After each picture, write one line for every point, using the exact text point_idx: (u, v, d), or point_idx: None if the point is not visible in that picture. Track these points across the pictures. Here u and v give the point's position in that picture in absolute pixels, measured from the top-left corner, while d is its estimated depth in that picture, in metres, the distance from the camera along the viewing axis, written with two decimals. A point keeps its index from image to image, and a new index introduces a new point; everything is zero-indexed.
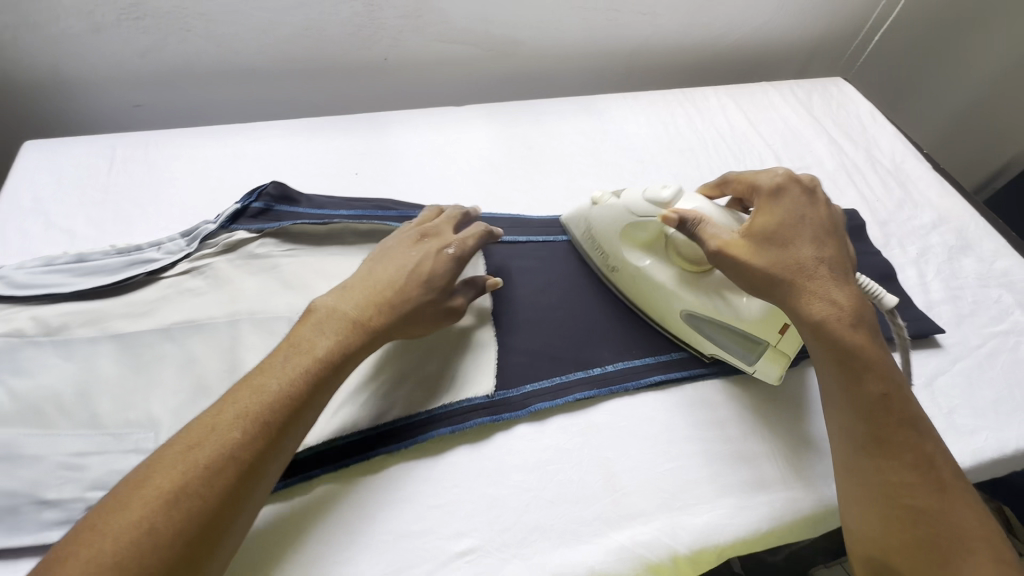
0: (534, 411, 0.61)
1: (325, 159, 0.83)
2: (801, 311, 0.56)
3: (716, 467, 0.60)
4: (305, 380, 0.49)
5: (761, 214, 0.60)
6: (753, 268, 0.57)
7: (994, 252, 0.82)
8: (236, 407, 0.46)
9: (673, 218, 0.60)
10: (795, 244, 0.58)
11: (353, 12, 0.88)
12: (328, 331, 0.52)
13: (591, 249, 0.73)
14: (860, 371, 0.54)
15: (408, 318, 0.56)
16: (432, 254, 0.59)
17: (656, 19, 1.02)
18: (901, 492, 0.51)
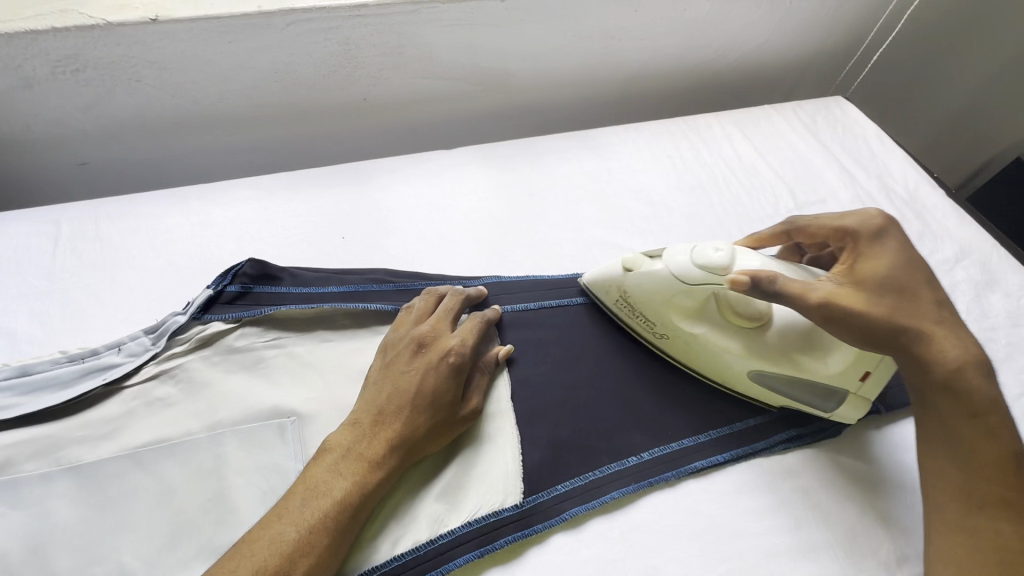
0: (570, 517, 0.55)
1: (306, 222, 0.74)
2: (934, 361, 0.52)
3: (771, 567, 0.54)
4: (327, 525, 0.45)
5: (876, 257, 0.55)
6: (876, 320, 0.52)
7: (1020, 286, 0.79)
8: (253, 562, 0.42)
9: (745, 280, 0.53)
10: (923, 292, 0.54)
11: (326, 51, 0.78)
12: (347, 464, 0.48)
13: (624, 313, 0.66)
14: (989, 425, 0.51)
15: (423, 442, 0.51)
16: (434, 365, 0.53)
17: (653, 44, 0.96)
18: (1021, 555, 0.47)
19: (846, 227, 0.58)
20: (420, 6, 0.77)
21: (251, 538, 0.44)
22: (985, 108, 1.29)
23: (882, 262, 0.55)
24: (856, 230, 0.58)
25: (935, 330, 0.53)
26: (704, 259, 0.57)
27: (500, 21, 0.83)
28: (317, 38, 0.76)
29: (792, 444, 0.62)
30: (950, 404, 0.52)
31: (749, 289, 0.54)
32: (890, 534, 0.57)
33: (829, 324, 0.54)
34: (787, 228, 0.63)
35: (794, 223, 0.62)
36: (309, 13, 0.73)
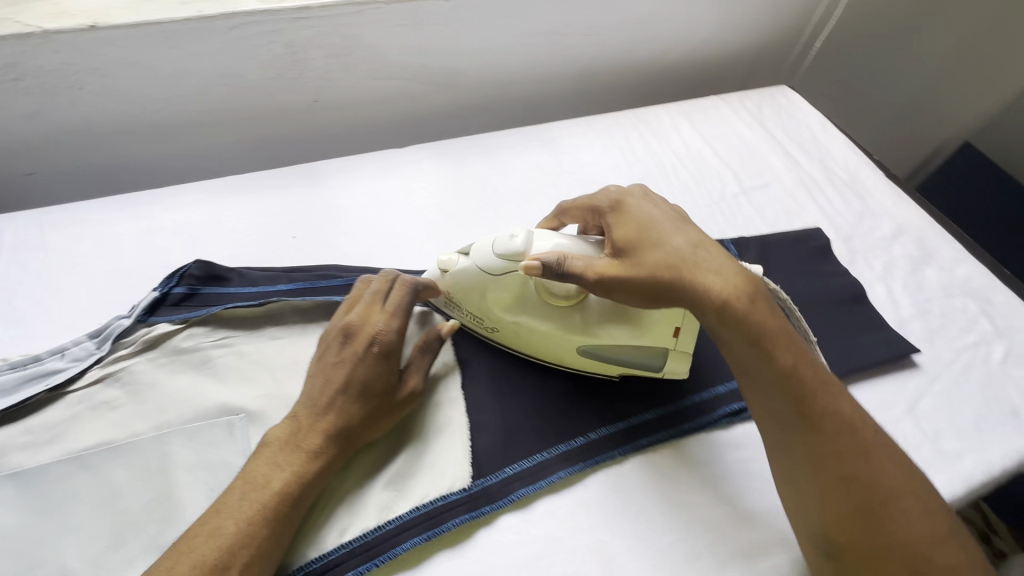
0: (518, 498, 0.55)
1: (256, 223, 0.74)
2: (701, 304, 0.53)
3: (715, 535, 0.56)
4: (267, 516, 0.46)
5: (623, 221, 0.57)
6: (637, 281, 0.53)
7: (953, 259, 0.83)
8: (194, 556, 0.42)
9: (536, 266, 0.54)
10: (669, 242, 0.55)
11: (272, 54, 0.79)
12: (283, 457, 0.49)
13: (454, 313, 0.65)
14: (770, 349, 0.51)
15: (361, 431, 0.52)
16: (370, 354, 0.54)
17: (600, 40, 0.98)
18: (834, 465, 0.49)
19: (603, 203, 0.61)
20: (365, 7, 0.78)
21: (192, 534, 0.44)
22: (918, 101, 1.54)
23: (625, 228, 0.57)
24: (604, 207, 0.60)
25: (699, 271, 0.53)
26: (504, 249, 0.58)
27: (446, 20, 0.84)
28: (262, 41, 0.77)
29: (735, 418, 0.63)
30: (733, 335, 0.52)
31: (542, 275, 0.55)
32: None
33: (611, 295, 0.55)
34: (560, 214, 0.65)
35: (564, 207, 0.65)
36: (251, 16, 0.74)
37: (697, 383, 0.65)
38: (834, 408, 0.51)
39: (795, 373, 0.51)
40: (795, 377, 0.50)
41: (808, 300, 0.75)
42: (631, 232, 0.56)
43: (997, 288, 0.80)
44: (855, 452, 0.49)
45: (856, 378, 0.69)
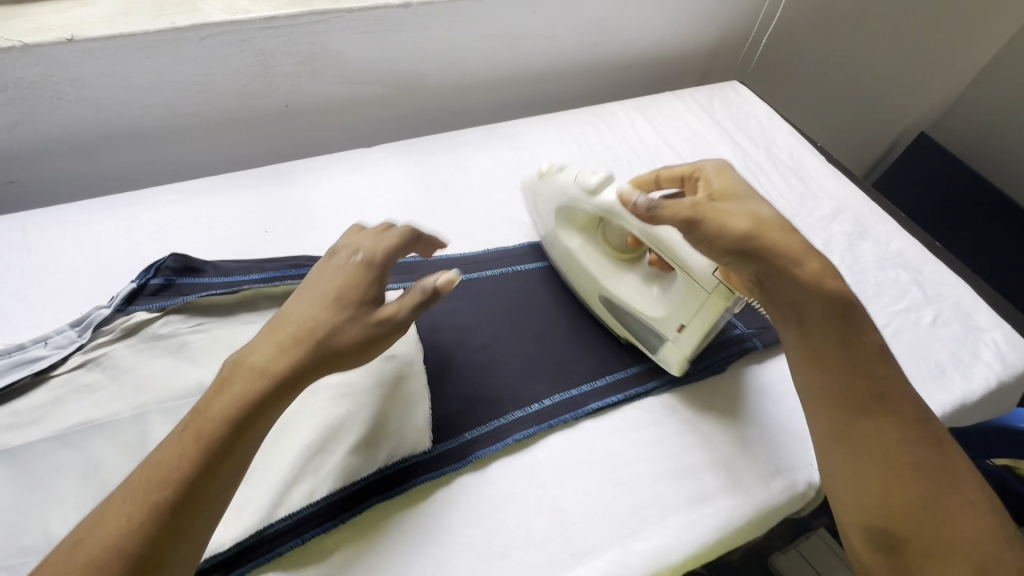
0: (475, 459, 0.60)
1: (230, 220, 0.78)
2: (789, 267, 0.57)
3: (660, 487, 0.61)
4: (201, 449, 0.41)
5: (713, 181, 0.65)
6: (731, 229, 0.57)
7: (887, 234, 0.89)
8: (124, 496, 0.39)
9: (634, 199, 0.61)
10: (760, 210, 0.60)
11: (243, 62, 0.84)
12: (226, 388, 0.45)
13: (537, 207, 0.80)
14: (851, 329, 0.56)
15: (317, 349, 0.47)
16: (327, 273, 0.53)
17: (557, 42, 1.04)
18: (904, 451, 0.53)
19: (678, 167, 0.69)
20: (329, 16, 0.83)
21: (130, 476, 0.41)
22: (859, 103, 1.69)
23: (718, 185, 0.64)
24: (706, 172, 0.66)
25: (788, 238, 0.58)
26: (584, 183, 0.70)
27: (407, 26, 0.90)
28: (233, 50, 0.82)
29: (680, 384, 0.69)
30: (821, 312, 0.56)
31: (637, 211, 0.61)
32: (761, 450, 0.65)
33: (699, 237, 0.59)
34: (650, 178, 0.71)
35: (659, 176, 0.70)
36: (221, 27, 0.78)
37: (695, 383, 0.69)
38: (904, 395, 0.55)
39: (877, 353, 0.56)
40: (879, 360, 0.56)
41: None
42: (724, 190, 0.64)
43: (928, 259, 0.86)
44: (924, 434, 0.54)
45: None
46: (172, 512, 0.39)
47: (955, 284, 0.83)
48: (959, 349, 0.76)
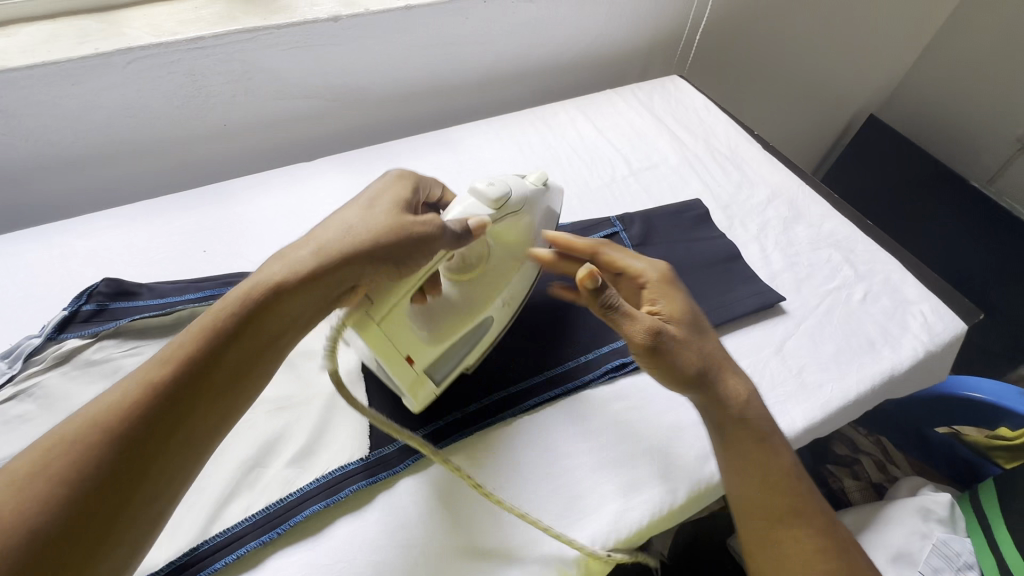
0: (413, 463, 0.61)
1: (168, 242, 0.78)
2: (721, 394, 0.59)
3: (597, 476, 0.62)
4: (219, 328, 0.46)
5: (658, 302, 0.63)
6: (676, 357, 0.59)
7: (820, 216, 0.92)
8: (143, 368, 0.44)
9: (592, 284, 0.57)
10: (702, 337, 0.62)
11: (174, 83, 0.84)
12: (248, 281, 0.50)
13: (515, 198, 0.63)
14: (765, 447, 0.58)
15: (337, 251, 0.52)
16: (354, 198, 0.59)
17: (494, 47, 1.06)
18: (812, 567, 0.53)
19: (636, 265, 0.66)
20: (256, 33, 0.84)
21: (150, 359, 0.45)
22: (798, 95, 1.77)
23: (666, 308, 0.63)
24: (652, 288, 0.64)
25: (721, 368, 0.60)
26: (484, 188, 0.61)
27: (339, 39, 0.90)
28: (162, 72, 0.82)
29: (617, 372, 0.70)
30: (740, 436, 0.58)
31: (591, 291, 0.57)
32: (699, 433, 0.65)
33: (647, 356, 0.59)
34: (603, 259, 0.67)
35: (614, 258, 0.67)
36: (145, 50, 0.79)
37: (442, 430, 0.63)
38: (809, 511, 0.56)
39: (792, 472, 0.58)
40: (792, 477, 0.57)
41: (686, 264, 0.82)
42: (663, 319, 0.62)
43: (859, 238, 0.89)
44: (836, 552, 0.55)
45: (729, 328, 0.76)
46: (182, 382, 0.43)
47: (885, 260, 0.86)
48: (888, 323, 0.78)
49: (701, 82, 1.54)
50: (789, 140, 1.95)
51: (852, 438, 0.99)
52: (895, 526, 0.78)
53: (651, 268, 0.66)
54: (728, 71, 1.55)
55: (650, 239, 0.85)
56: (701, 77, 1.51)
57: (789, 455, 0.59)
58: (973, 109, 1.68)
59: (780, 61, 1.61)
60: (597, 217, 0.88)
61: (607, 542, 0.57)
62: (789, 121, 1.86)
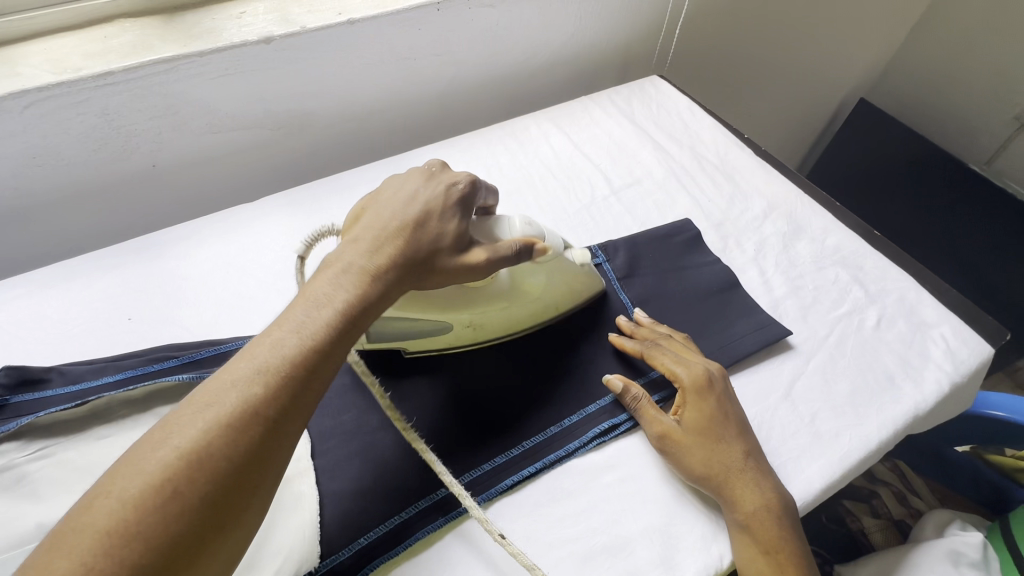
0: (372, 570, 0.53)
1: (86, 311, 0.68)
2: (733, 506, 0.55)
3: (589, 568, 0.53)
4: (329, 330, 0.44)
5: (688, 407, 0.60)
6: (688, 465, 0.57)
7: (823, 229, 0.83)
8: (255, 359, 0.41)
9: (619, 386, 0.62)
10: (723, 443, 0.58)
11: (87, 126, 0.73)
12: (341, 279, 0.47)
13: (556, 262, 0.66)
14: (778, 562, 0.53)
15: (416, 269, 0.52)
16: (439, 192, 0.56)
17: (455, 58, 0.96)
18: None
19: (675, 367, 0.62)
20: (177, 62, 0.73)
21: (253, 345, 0.42)
22: (786, 83, 1.67)
23: (689, 412, 0.60)
24: (685, 384, 0.61)
25: (738, 476, 0.56)
26: (518, 225, 0.60)
27: (276, 63, 0.80)
28: (69, 115, 0.71)
29: (605, 438, 0.61)
30: (749, 546, 0.54)
31: (619, 394, 0.62)
32: (702, 509, 0.57)
33: (664, 458, 0.59)
34: (644, 349, 0.65)
35: (660, 345, 0.65)
36: (44, 91, 0.68)
37: (400, 516, 0.55)
38: None
39: None
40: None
41: (678, 297, 0.73)
42: (688, 426, 0.59)
43: (868, 253, 0.80)
44: None
45: (730, 371, 0.67)
46: (299, 383, 0.41)
47: (897, 277, 0.78)
48: (907, 353, 0.70)
49: (683, 77, 1.44)
50: (778, 131, 1.86)
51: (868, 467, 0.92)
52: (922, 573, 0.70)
53: (690, 373, 0.61)
54: (712, 64, 1.45)
55: (636, 269, 0.76)
56: (683, 73, 1.42)
57: (805, 564, 0.55)
58: (970, 88, 1.60)
59: (766, 49, 1.52)
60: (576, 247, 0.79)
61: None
62: (777, 112, 1.77)
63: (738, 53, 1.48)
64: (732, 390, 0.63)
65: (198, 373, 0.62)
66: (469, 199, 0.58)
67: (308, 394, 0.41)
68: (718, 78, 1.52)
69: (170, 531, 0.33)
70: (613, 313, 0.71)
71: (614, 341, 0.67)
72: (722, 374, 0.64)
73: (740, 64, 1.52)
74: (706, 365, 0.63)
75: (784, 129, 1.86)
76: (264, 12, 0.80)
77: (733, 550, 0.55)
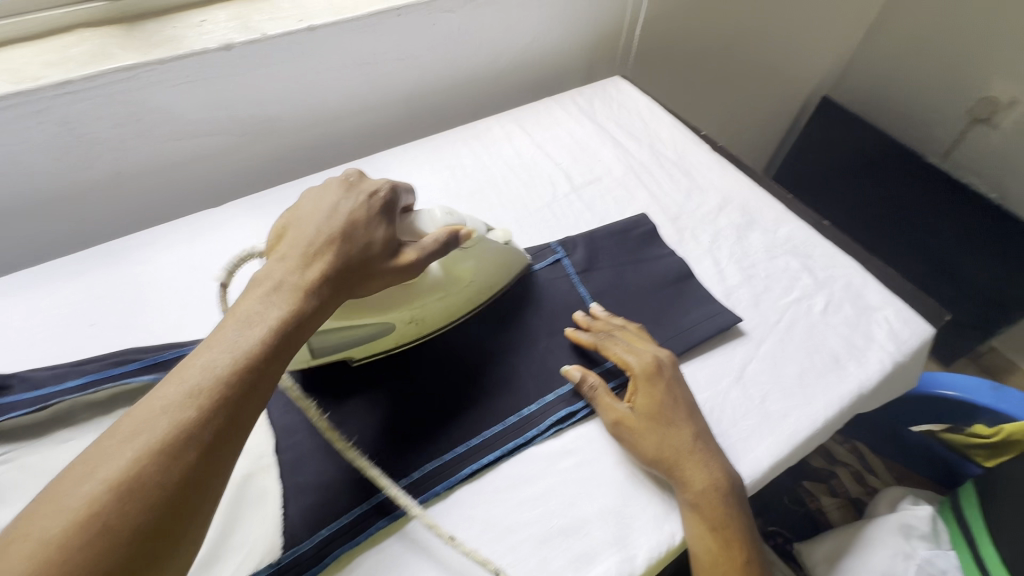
0: (335, 559, 0.53)
1: (49, 318, 0.69)
2: (683, 487, 0.57)
3: (546, 549, 0.55)
4: (261, 348, 0.45)
5: (640, 394, 0.62)
6: (641, 448, 0.59)
7: (775, 220, 0.87)
8: (183, 383, 0.41)
9: (576, 377, 0.64)
10: (673, 426, 0.60)
11: (46, 135, 0.74)
12: (267, 297, 0.48)
13: (486, 253, 0.69)
14: (725, 538, 0.56)
15: (350, 277, 0.54)
16: (362, 203, 0.58)
17: (418, 62, 0.98)
18: None
19: (627, 356, 0.65)
20: (136, 70, 0.74)
21: (180, 369, 0.43)
22: (750, 82, 1.72)
23: (641, 399, 0.62)
24: (637, 372, 0.63)
25: (689, 458, 0.58)
26: (439, 217, 0.64)
27: (237, 69, 0.81)
28: (29, 124, 0.71)
29: (563, 425, 0.63)
30: (699, 525, 0.56)
31: (577, 384, 0.64)
32: (655, 489, 0.59)
33: (619, 445, 0.61)
34: (598, 341, 0.67)
35: (612, 336, 0.68)
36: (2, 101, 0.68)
37: (361, 507, 0.56)
38: None
39: (754, 564, 0.56)
40: (748, 570, 0.55)
41: (635, 289, 0.76)
42: (640, 411, 0.62)
43: (817, 241, 0.84)
44: None
45: (685, 357, 0.70)
46: (232, 405, 0.42)
47: (844, 263, 0.81)
48: (853, 335, 0.73)
49: (649, 78, 1.48)
50: (746, 129, 1.90)
51: (829, 448, 0.95)
52: (879, 546, 0.73)
53: (641, 361, 0.64)
54: (676, 64, 1.49)
55: (595, 264, 0.78)
56: (648, 74, 1.46)
57: (751, 540, 0.58)
58: (925, 84, 1.66)
59: (728, 49, 1.56)
60: (537, 243, 0.81)
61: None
62: (743, 112, 1.82)
63: (702, 54, 1.52)
64: (682, 376, 0.66)
65: (161, 375, 0.62)
66: (392, 205, 0.61)
67: (242, 412, 0.42)
68: (684, 79, 1.56)
69: (100, 567, 0.34)
70: (571, 306, 0.73)
71: (571, 336, 0.69)
72: (673, 361, 0.66)
73: (704, 64, 1.56)
74: (655, 353, 0.66)
75: (751, 127, 1.90)
76: (224, 20, 0.81)
77: (683, 528, 0.57)
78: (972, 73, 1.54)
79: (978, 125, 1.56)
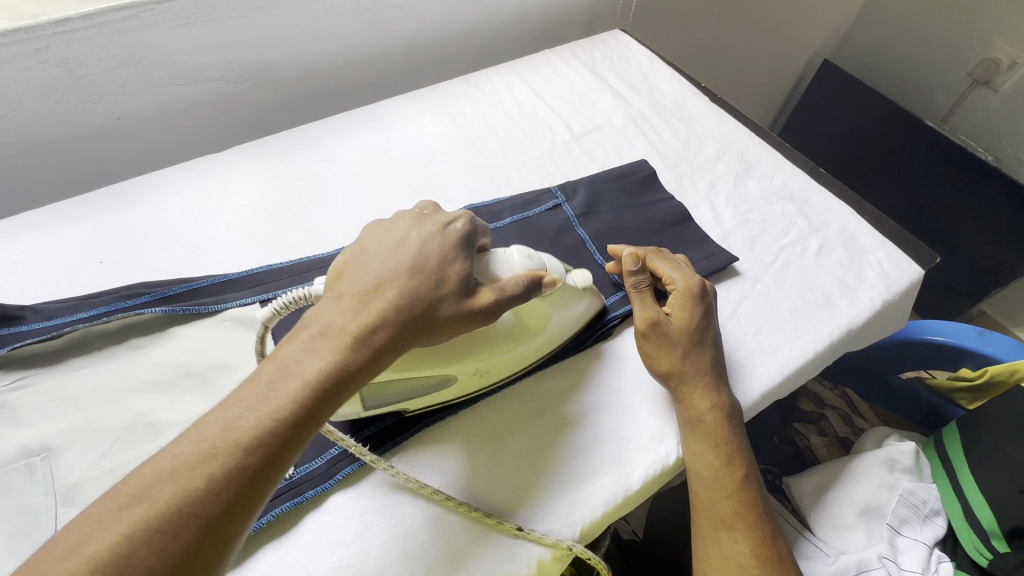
0: (344, 476, 0.55)
1: (57, 256, 0.70)
2: (690, 405, 0.59)
3: (546, 467, 0.57)
4: (288, 413, 0.39)
5: (676, 307, 0.63)
6: (661, 357, 0.62)
7: (771, 168, 0.88)
8: (199, 442, 0.37)
9: (632, 264, 0.66)
10: (693, 348, 0.61)
11: (46, 76, 0.73)
12: (315, 351, 0.42)
13: (557, 302, 0.60)
14: (724, 455, 0.58)
15: (411, 327, 0.47)
16: (437, 237, 0.51)
17: (416, 10, 0.97)
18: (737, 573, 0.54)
19: (672, 273, 0.65)
20: (136, 10, 0.74)
21: (203, 421, 0.39)
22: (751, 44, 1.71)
23: (677, 314, 0.63)
24: (680, 286, 0.64)
25: (698, 381, 0.60)
26: (517, 260, 0.56)
27: (236, 13, 0.81)
28: (28, 63, 0.71)
29: (563, 355, 0.65)
30: (700, 441, 0.58)
31: (631, 273, 0.66)
32: (650, 413, 0.62)
33: (645, 348, 0.63)
34: (650, 253, 0.68)
35: (657, 254, 0.68)
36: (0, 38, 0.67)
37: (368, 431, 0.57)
38: (755, 520, 0.56)
39: (751, 483, 0.58)
40: (743, 484, 0.58)
41: (635, 231, 0.77)
42: (674, 322, 0.63)
43: (812, 188, 0.85)
44: (771, 561, 0.55)
45: None
46: (245, 480, 0.37)
47: (839, 209, 0.83)
48: (844, 275, 0.75)
49: (649, 38, 1.47)
50: (745, 93, 1.89)
51: (819, 394, 0.99)
52: None
53: (685, 280, 0.65)
54: (676, 24, 1.47)
55: (594, 209, 0.79)
56: (648, 32, 1.45)
57: (749, 459, 0.60)
58: (926, 46, 1.65)
59: (730, 8, 1.54)
60: (538, 188, 0.82)
61: (558, 537, 0.53)
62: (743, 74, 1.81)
63: (703, 11, 1.50)
64: (714, 301, 0.67)
65: (172, 307, 0.64)
66: (468, 241, 0.53)
67: (255, 493, 0.37)
68: (684, 39, 1.54)
69: None
70: (572, 247, 0.74)
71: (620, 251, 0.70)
72: (711, 289, 0.67)
73: (705, 23, 1.54)
74: (693, 275, 0.66)
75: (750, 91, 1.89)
76: None
77: (685, 447, 0.59)
78: (973, 34, 1.53)
79: (977, 88, 1.56)
